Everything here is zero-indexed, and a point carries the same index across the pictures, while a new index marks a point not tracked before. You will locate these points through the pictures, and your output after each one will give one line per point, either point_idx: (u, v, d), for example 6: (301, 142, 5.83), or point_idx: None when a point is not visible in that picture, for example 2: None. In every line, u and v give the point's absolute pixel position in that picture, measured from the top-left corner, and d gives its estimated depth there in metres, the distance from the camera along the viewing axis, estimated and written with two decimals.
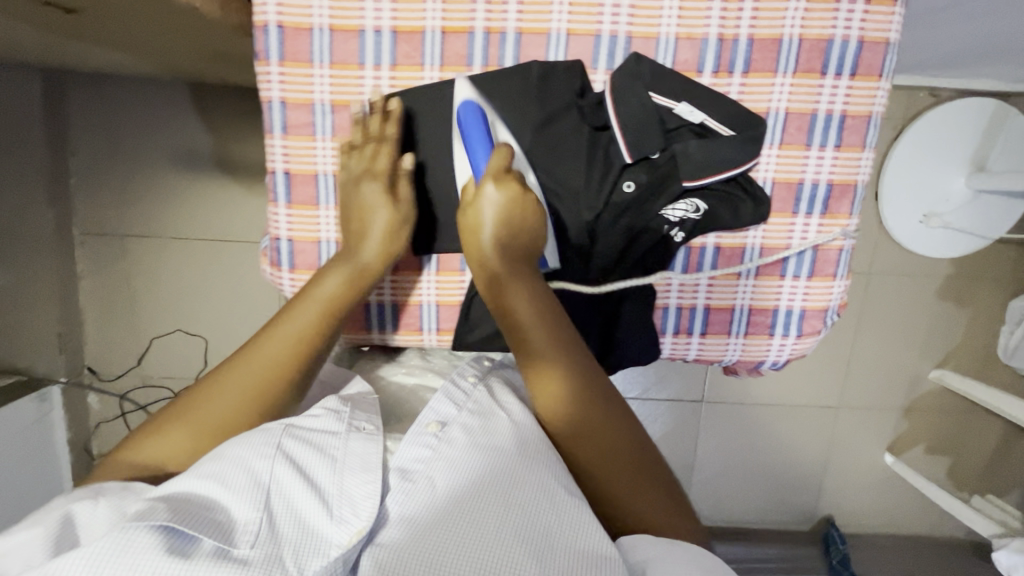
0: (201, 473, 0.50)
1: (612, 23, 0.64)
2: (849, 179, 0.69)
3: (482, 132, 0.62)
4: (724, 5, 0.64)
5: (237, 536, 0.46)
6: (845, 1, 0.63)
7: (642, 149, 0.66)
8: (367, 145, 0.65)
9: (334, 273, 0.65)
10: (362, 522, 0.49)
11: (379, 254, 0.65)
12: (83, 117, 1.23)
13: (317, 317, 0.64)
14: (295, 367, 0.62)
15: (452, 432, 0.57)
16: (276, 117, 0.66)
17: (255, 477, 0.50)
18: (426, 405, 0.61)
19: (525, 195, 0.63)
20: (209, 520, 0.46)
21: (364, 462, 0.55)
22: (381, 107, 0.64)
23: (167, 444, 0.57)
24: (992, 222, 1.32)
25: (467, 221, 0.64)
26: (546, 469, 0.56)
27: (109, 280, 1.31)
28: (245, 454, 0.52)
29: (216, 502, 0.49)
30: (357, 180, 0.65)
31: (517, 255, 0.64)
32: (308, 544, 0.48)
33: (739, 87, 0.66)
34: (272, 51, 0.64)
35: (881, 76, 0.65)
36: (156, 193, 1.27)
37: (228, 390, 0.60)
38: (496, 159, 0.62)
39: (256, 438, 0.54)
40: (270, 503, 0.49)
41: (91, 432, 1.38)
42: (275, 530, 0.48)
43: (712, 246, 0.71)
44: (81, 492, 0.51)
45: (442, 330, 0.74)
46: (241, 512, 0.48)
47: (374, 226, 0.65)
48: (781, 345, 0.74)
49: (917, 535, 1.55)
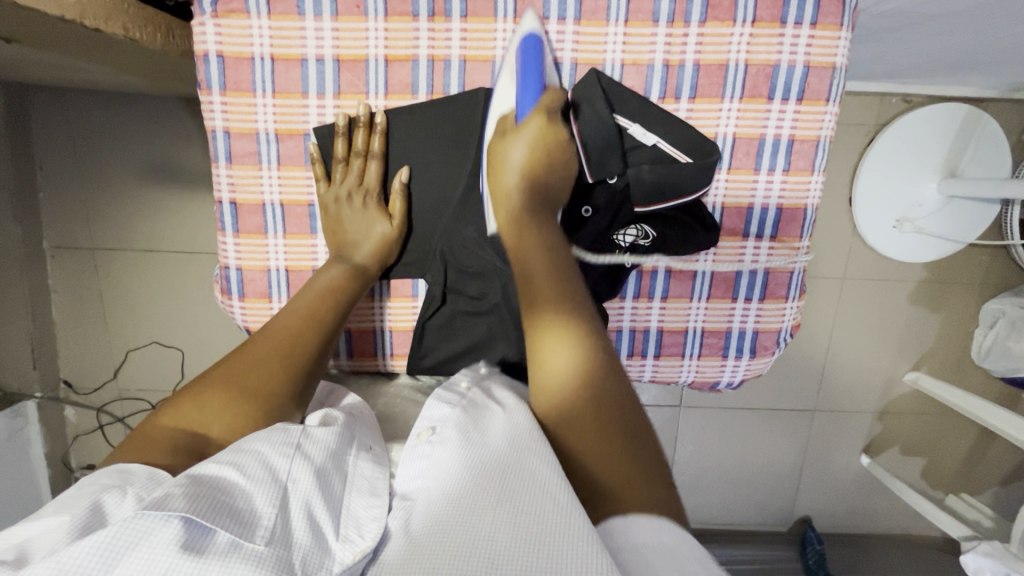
0: (217, 462, 0.44)
1: (557, 50, 0.65)
2: (798, 204, 0.69)
3: (537, 69, 0.63)
4: (670, 31, 0.63)
5: (255, 533, 0.40)
6: (790, 27, 0.63)
7: (602, 168, 0.67)
8: (353, 160, 0.67)
9: (332, 268, 0.66)
10: (366, 542, 0.44)
11: (375, 253, 0.68)
12: (45, 128, 1.21)
13: (317, 299, 0.64)
14: (306, 350, 0.61)
15: (445, 432, 0.52)
16: (220, 147, 0.66)
17: (272, 472, 0.45)
18: (421, 413, 0.57)
19: (562, 142, 0.66)
20: (228, 513, 0.40)
21: (371, 487, 0.51)
22: (367, 121, 0.65)
23: (205, 408, 0.53)
24: (962, 227, 1.33)
25: (496, 148, 0.66)
26: (541, 461, 0.47)
27: (80, 294, 1.30)
28: (262, 449, 0.47)
29: (235, 491, 0.42)
30: (349, 198, 0.68)
31: (542, 198, 0.66)
32: (316, 553, 0.42)
33: (686, 112, 0.66)
34: (213, 81, 0.64)
35: (828, 101, 0.66)
36: (122, 206, 1.25)
37: (260, 361, 0.58)
38: (545, 98, 0.64)
39: (267, 436, 0.49)
40: (285, 503, 0.44)
41: (68, 445, 1.37)
42: (288, 532, 0.42)
43: (663, 269, 0.71)
44: (95, 477, 0.44)
45: (396, 355, 0.74)
46: (256, 506, 0.42)
47: (373, 235, 0.68)
48: (735, 367, 0.74)
49: (892, 534, 1.57)
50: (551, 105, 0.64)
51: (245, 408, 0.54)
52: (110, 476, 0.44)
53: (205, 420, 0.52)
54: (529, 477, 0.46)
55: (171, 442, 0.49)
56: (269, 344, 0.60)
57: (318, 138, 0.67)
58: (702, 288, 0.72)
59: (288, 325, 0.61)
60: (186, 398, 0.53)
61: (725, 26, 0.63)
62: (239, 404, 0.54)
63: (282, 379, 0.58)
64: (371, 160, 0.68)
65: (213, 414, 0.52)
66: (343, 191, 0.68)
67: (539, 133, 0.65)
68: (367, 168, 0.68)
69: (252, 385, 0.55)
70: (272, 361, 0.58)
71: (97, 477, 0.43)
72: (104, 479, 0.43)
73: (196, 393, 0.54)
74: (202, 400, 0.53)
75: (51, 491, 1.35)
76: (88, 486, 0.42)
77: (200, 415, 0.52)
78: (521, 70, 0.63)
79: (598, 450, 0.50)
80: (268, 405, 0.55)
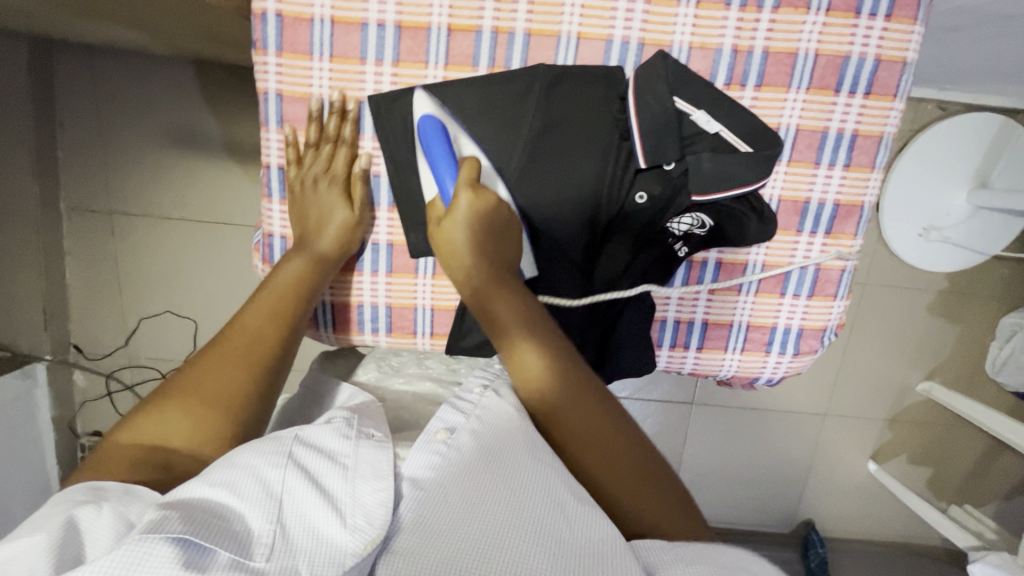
0: (208, 482, 0.43)
1: (625, 28, 0.63)
2: (855, 200, 0.68)
3: (444, 147, 0.61)
4: (741, 15, 0.62)
5: (253, 550, 0.39)
6: (864, 17, 0.62)
7: (658, 156, 0.64)
8: (323, 145, 0.66)
9: (294, 260, 0.65)
10: (376, 530, 0.42)
11: (335, 243, 0.66)
12: (68, 86, 1.18)
13: (279, 296, 0.63)
14: (264, 348, 0.59)
15: (460, 436, 0.50)
16: (272, 109, 0.66)
17: (266, 487, 0.44)
18: (433, 416, 0.54)
19: (498, 204, 0.62)
20: (226, 533, 0.39)
21: (375, 471, 0.48)
22: (339, 107, 0.65)
23: (161, 423, 0.51)
24: (991, 239, 1.31)
25: (437, 237, 0.62)
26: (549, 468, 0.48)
27: (95, 258, 1.28)
28: (256, 462, 0.45)
29: (227, 512, 0.41)
30: (315, 182, 0.67)
31: (498, 265, 0.62)
32: (323, 553, 0.40)
33: (750, 99, 0.65)
34: (269, 41, 0.63)
35: (895, 97, 0.65)
36: (143, 170, 1.22)
37: (217, 366, 0.56)
38: (463, 172, 0.60)
39: (257, 446, 0.47)
40: (283, 516, 0.42)
41: (75, 411, 1.36)
42: (290, 544, 0.41)
43: (714, 260, 0.70)
44: (66, 495, 0.43)
45: (436, 334, 0.73)
46: (253, 526, 0.41)
47: (333, 221, 0.66)
48: (777, 362, 0.74)
49: (893, 542, 1.56)
50: (472, 177, 0.60)
51: (203, 418, 0.52)
52: (85, 492, 0.43)
53: (164, 431, 0.51)
54: (546, 486, 0.46)
55: (129, 462, 0.48)
56: (223, 348, 0.58)
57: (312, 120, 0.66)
58: (752, 282, 0.71)
59: (248, 327, 0.60)
60: (144, 411, 0.52)
61: (798, 13, 0.62)
62: (198, 414, 0.52)
63: (243, 383, 0.56)
64: (341, 146, 0.67)
65: (171, 425, 0.51)
66: (310, 175, 0.67)
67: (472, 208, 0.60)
68: (336, 154, 0.67)
69: (213, 393, 0.54)
70: (230, 361, 0.57)
71: (70, 494, 0.43)
72: (78, 495, 0.42)
73: (152, 406, 0.52)
74: (158, 412, 0.52)
75: (55, 456, 1.34)
76: (63, 504, 0.41)
77: (158, 427, 0.51)
78: (429, 158, 0.61)
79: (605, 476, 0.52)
80: (229, 413, 0.54)
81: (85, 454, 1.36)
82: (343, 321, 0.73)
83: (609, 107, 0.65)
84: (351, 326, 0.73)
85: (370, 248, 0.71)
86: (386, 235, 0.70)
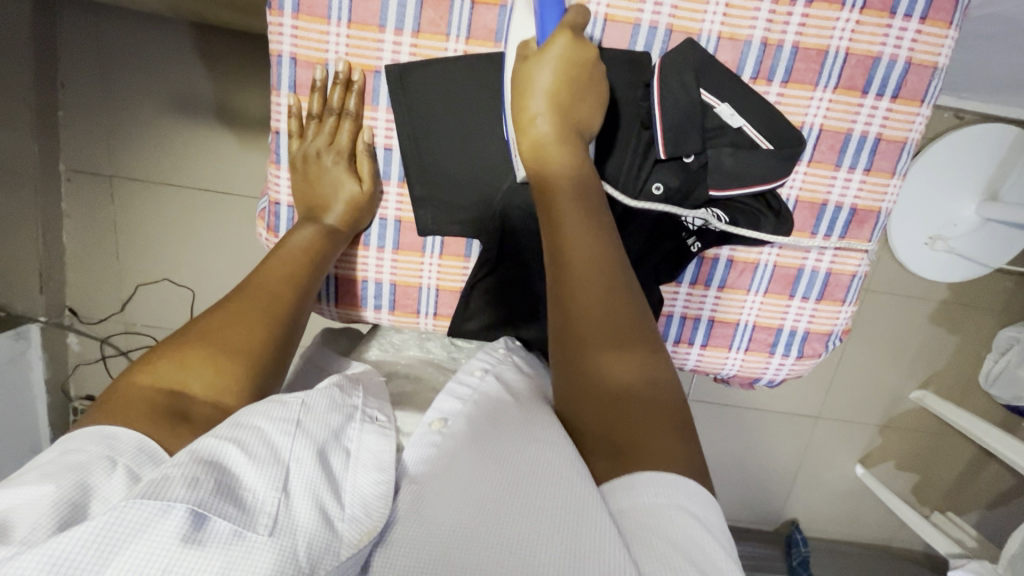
0: (216, 436, 0.41)
1: (653, 14, 0.62)
2: (873, 206, 0.67)
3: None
4: (773, 7, 0.61)
5: (256, 520, 0.37)
6: (899, 18, 0.61)
7: (679, 148, 0.63)
8: (326, 116, 0.65)
9: (305, 227, 0.65)
10: (374, 521, 0.40)
11: (344, 219, 0.66)
12: (70, 43, 1.14)
13: (288, 263, 0.62)
14: (280, 316, 0.58)
15: (456, 425, 0.49)
16: (285, 74, 0.65)
17: (274, 451, 0.42)
18: (431, 405, 0.53)
19: (592, 61, 0.60)
20: (231, 498, 0.37)
21: (378, 462, 0.46)
22: (343, 77, 0.64)
23: (182, 369, 0.51)
24: (994, 250, 1.29)
25: (520, 74, 0.61)
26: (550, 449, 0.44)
27: (93, 222, 1.25)
28: (263, 425, 0.43)
29: (234, 470, 0.39)
30: (318, 156, 0.67)
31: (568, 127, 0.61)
32: (321, 538, 0.38)
33: (776, 95, 0.63)
34: (286, 3, 0.62)
35: (923, 102, 0.64)
36: (144, 135, 1.19)
37: (238, 321, 0.56)
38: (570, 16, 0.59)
39: (265, 409, 0.45)
40: (288, 484, 0.40)
41: (69, 373, 1.35)
42: (292, 520, 0.38)
43: (725, 258, 0.69)
44: (77, 442, 0.42)
45: (438, 315, 0.73)
46: (257, 490, 0.39)
47: (341, 195, 0.66)
48: (780, 364, 0.73)
49: (871, 545, 1.59)
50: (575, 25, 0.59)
51: (226, 367, 0.52)
52: (97, 442, 0.42)
53: (185, 378, 0.50)
54: (546, 475, 0.42)
55: (149, 405, 0.47)
56: (244, 304, 0.58)
57: (325, 82, 0.65)
58: (762, 282, 0.70)
59: (263, 289, 0.59)
60: (164, 357, 0.51)
61: (832, 9, 0.61)
62: (220, 365, 0.52)
63: (264, 338, 0.56)
64: (345, 119, 0.66)
65: (193, 373, 0.51)
66: (313, 148, 0.67)
67: (568, 51, 0.59)
68: (340, 126, 0.66)
69: (236, 344, 0.54)
70: (254, 320, 0.57)
71: (82, 442, 0.42)
72: (91, 446, 0.41)
73: (173, 353, 0.52)
74: (179, 359, 0.51)
75: (47, 418, 1.33)
76: (72, 453, 0.41)
77: (177, 374, 0.50)
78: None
79: (621, 392, 0.47)
80: (249, 366, 0.54)
81: (77, 417, 1.36)
82: (347, 295, 0.72)
83: (633, 94, 0.65)
84: (353, 300, 0.72)
85: (378, 223, 0.70)
86: (394, 211, 0.69)
